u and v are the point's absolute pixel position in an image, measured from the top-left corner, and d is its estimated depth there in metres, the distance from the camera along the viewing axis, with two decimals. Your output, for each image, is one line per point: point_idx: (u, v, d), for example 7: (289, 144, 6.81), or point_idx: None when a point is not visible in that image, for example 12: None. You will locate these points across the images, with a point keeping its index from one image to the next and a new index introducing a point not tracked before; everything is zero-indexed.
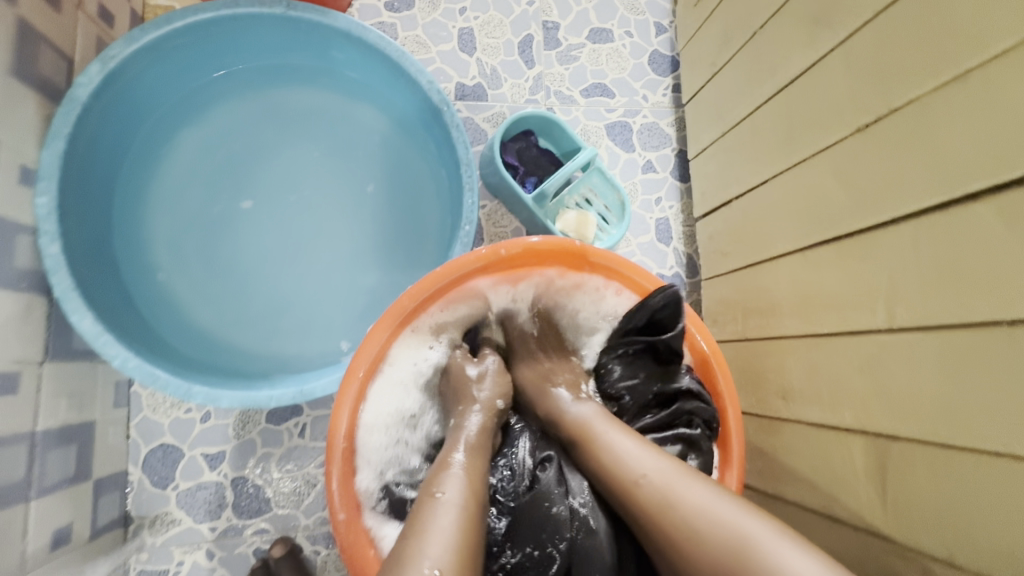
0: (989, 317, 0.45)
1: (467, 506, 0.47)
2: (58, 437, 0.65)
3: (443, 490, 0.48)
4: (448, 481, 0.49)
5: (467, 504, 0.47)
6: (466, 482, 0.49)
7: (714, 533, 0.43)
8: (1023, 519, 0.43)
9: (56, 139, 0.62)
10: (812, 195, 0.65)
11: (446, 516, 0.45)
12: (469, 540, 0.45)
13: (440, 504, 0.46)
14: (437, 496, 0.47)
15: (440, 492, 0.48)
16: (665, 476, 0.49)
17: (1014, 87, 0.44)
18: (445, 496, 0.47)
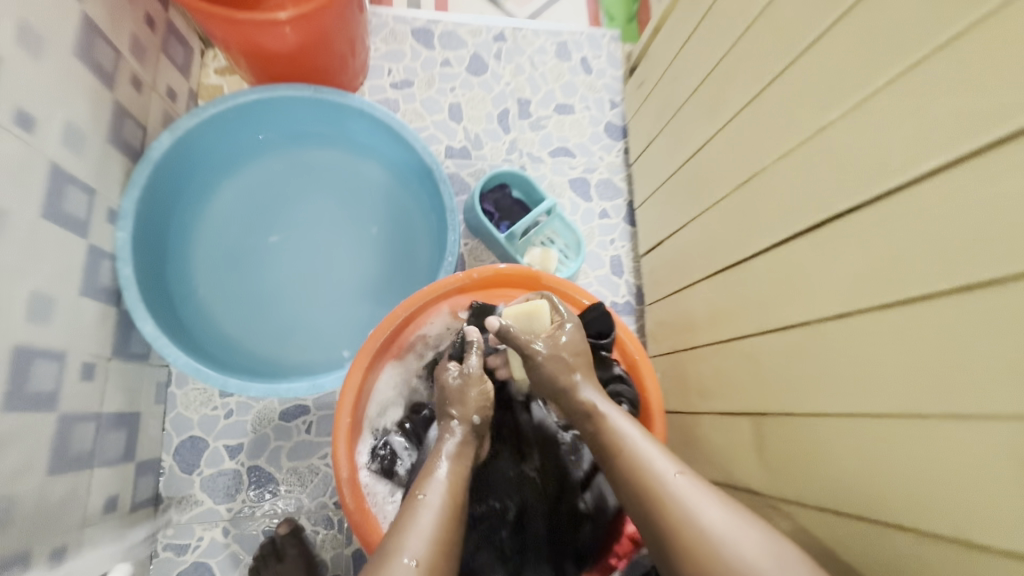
0: (806, 320, 0.63)
1: (448, 510, 0.54)
2: (116, 421, 0.81)
3: (426, 493, 0.55)
4: (432, 485, 0.56)
5: (447, 507, 0.54)
6: (448, 487, 0.56)
7: (647, 491, 0.53)
8: (831, 464, 0.60)
9: (135, 188, 0.82)
10: (711, 235, 0.85)
11: (427, 518, 0.52)
12: (445, 535, 0.52)
13: (423, 506, 0.54)
14: (420, 499, 0.55)
15: (422, 496, 0.55)
16: (687, 491, 0.52)
17: (806, 163, 0.63)
18: (429, 500, 0.54)
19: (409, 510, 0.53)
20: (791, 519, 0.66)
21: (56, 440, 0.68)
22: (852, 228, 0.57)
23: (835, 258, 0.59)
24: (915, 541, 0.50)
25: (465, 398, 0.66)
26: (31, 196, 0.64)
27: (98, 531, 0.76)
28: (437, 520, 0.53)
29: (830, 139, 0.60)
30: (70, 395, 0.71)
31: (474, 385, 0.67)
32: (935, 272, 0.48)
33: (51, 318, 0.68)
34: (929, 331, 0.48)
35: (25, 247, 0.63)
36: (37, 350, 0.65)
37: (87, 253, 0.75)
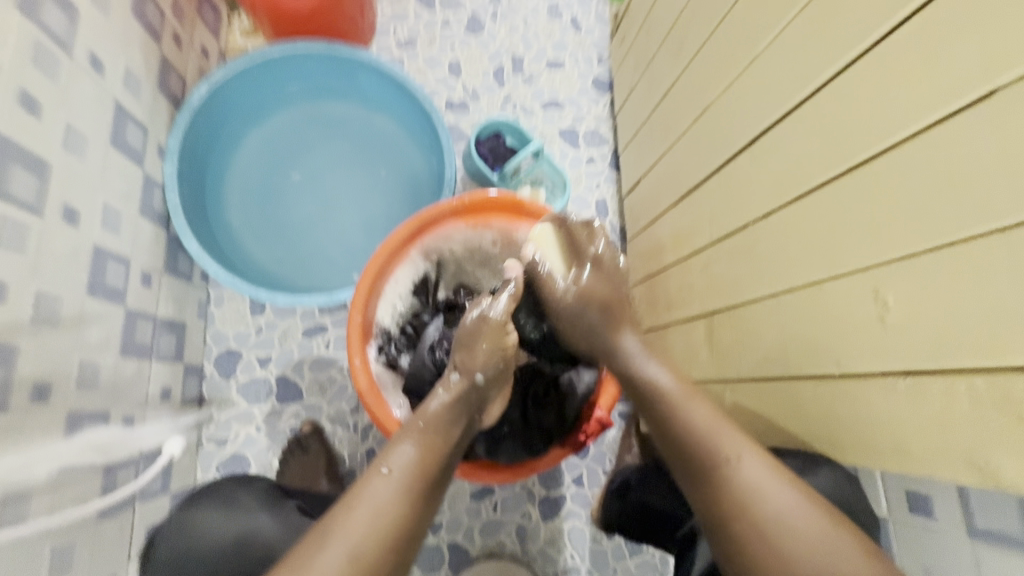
0: (737, 225, 0.74)
1: (410, 481, 0.58)
2: (168, 325, 0.96)
3: (389, 466, 0.59)
4: (396, 457, 0.60)
5: (411, 479, 0.58)
6: (413, 459, 0.60)
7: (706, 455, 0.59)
8: (754, 343, 0.71)
9: (179, 129, 0.95)
10: (672, 167, 0.95)
11: (382, 487, 0.56)
12: (404, 505, 0.56)
13: (386, 479, 0.57)
14: (384, 472, 0.58)
15: (387, 469, 0.58)
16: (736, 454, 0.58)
17: (739, 90, 0.73)
18: (392, 474, 0.58)
19: (369, 479, 0.57)
20: (733, 393, 0.77)
21: (125, 328, 0.84)
22: (773, 138, 0.68)
23: (760, 167, 0.70)
24: (816, 386, 0.61)
25: (474, 351, 0.71)
26: (102, 125, 0.79)
27: (156, 411, 0.92)
28: (393, 492, 0.56)
29: (758, 66, 0.71)
30: (134, 295, 0.86)
31: (486, 339, 0.72)
32: (826, 163, 0.59)
33: (119, 228, 0.83)
34: (821, 211, 0.60)
35: (99, 167, 0.78)
36: (109, 252, 0.80)
37: (142, 180, 0.90)
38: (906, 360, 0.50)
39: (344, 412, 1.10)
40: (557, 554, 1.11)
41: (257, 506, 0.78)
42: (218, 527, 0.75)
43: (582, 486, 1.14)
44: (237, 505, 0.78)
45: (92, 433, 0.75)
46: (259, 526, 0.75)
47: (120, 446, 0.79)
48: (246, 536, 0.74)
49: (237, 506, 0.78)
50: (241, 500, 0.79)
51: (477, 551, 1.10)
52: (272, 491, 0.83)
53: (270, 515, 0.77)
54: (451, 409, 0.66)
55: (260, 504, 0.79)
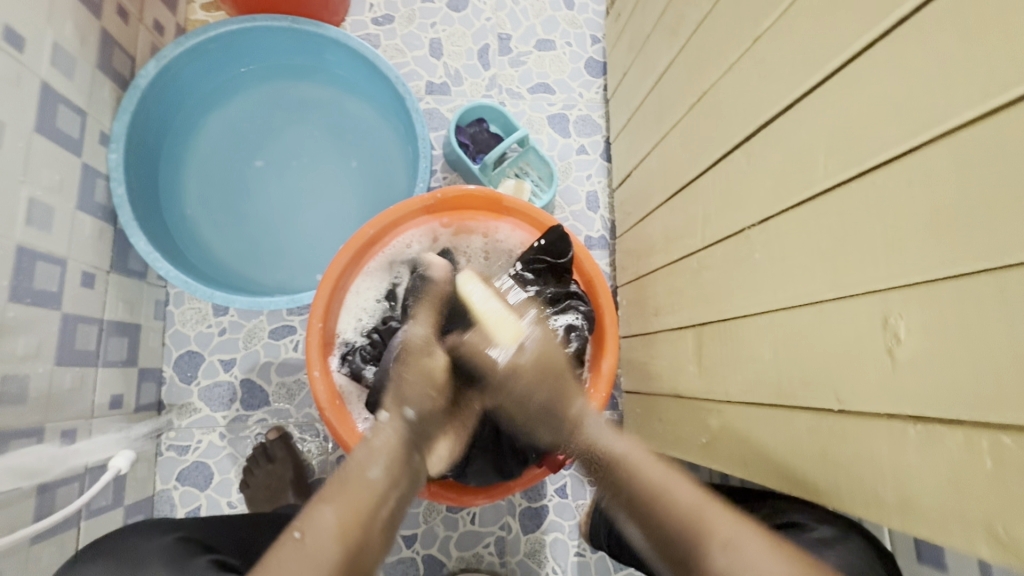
0: (736, 229, 0.66)
1: (327, 549, 0.46)
2: (117, 327, 0.89)
3: (303, 531, 0.47)
4: (314, 518, 0.48)
5: (327, 545, 0.46)
6: (334, 519, 0.48)
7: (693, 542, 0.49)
8: (746, 360, 0.64)
9: (124, 114, 0.87)
10: (667, 160, 0.86)
11: (299, 563, 0.45)
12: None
13: (294, 547, 0.46)
14: (295, 537, 0.47)
15: (301, 534, 0.47)
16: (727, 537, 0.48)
17: (749, 78, 0.64)
18: (303, 541, 0.46)
19: (278, 547, 0.46)
20: (719, 416, 0.69)
21: (61, 334, 0.77)
22: (776, 132, 0.59)
23: (760, 165, 0.62)
24: (813, 417, 0.53)
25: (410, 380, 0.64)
26: (24, 110, 0.71)
27: (104, 423, 0.86)
28: (302, 564, 0.45)
29: (763, 48, 0.62)
30: (72, 298, 0.80)
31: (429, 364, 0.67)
32: (834, 163, 0.51)
33: (50, 225, 0.76)
34: (828, 219, 0.51)
35: (21, 158, 0.71)
36: (38, 252, 0.74)
37: (79, 170, 0.82)
38: (915, 401, 0.43)
39: (313, 418, 1.04)
40: (538, 569, 1.05)
41: (161, 563, 0.59)
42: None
43: (566, 498, 1.08)
44: (133, 565, 0.59)
45: (15, 454, 0.69)
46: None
47: (54, 465, 0.74)
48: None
49: (133, 567, 0.59)
50: (163, 539, 0.63)
51: (454, 565, 1.04)
52: (184, 544, 0.64)
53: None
54: (392, 458, 0.56)
55: (164, 563, 0.60)
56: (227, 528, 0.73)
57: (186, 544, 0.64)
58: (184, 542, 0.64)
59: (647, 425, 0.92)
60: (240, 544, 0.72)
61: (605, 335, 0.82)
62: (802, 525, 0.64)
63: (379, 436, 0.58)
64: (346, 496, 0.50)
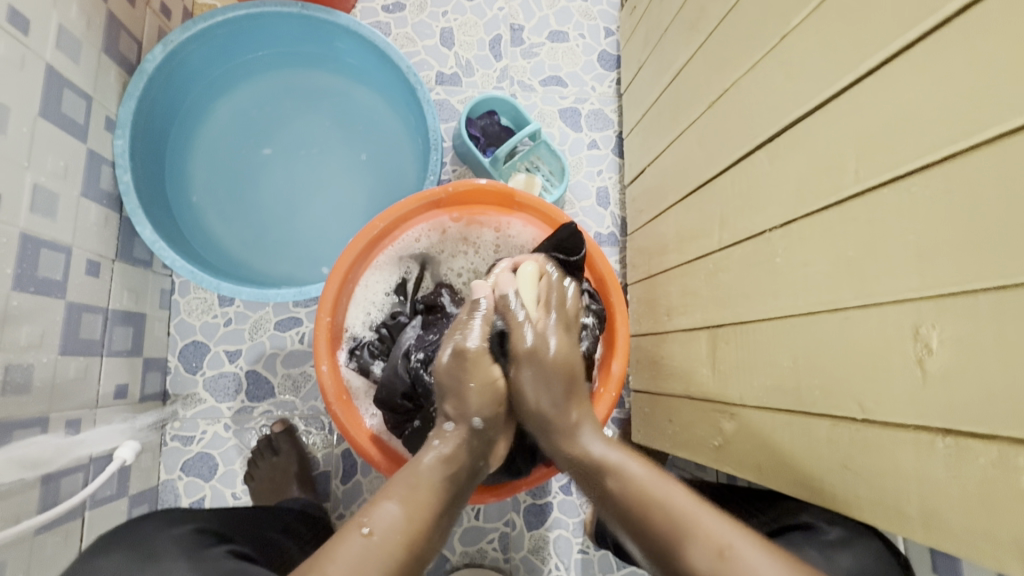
0: (757, 230, 0.64)
1: (392, 550, 0.47)
2: (122, 317, 0.88)
3: (371, 528, 0.48)
4: (380, 516, 0.49)
5: (393, 547, 0.47)
6: (399, 521, 0.49)
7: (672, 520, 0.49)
8: (763, 366, 0.63)
9: (130, 99, 0.85)
10: (683, 157, 0.84)
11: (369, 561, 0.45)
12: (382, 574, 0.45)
13: (364, 544, 0.46)
14: (364, 534, 0.47)
15: (370, 530, 0.47)
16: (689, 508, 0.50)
17: (776, 74, 0.62)
18: (373, 537, 0.47)
19: (344, 538, 0.46)
20: (734, 420, 0.68)
21: (66, 324, 0.76)
22: (801, 133, 0.58)
23: (783, 167, 0.61)
24: (833, 427, 0.52)
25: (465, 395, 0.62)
26: (28, 95, 0.70)
27: (108, 413, 0.86)
28: (372, 562, 0.45)
29: (790, 46, 0.60)
30: (77, 287, 0.78)
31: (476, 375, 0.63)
32: (864, 166, 0.49)
33: (55, 213, 0.75)
34: (856, 223, 0.50)
35: (25, 144, 0.69)
36: (43, 240, 0.72)
37: (85, 157, 0.81)
38: (945, 414, 0.42)
39: (319, 411, 1.03)
40: (541, 565, 1.05)
41: (176, 554, 0.59)
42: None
43: (571, 495, 1.07)
44: (149, 554, 0.59)
45: (19, 445, 0.68)
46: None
47: (59, 455, 0.73)
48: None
49: (148, 557, 0.58)
50: (178, 530, 0.63)
51: (457, 559, 1.04)
52: (198, 535, 0.63)
53: (193, 566, 0.58)
54: (450, 467, 0.56)
55: (180, 553, 0.59)
56: (241, 520, 0.72)
57: (201, 535, 0.64)
58: (197, 534, 0.64)
59: (656, 425, 0.91)
60: (254, 536, 0.71)
61: (616, 334, 0.81)
62: (814, 527, 0.62)
63: (445, 445, 0.59)
64: (407, 497, 0.52)
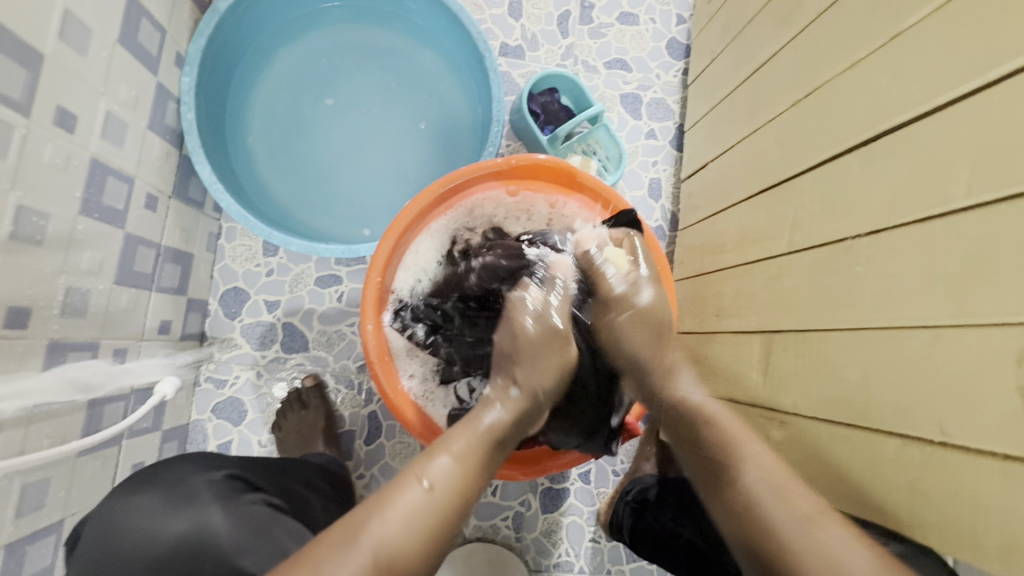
0: (840, 236, 0.62)
1: (447, 501, 0.52)
2: (172, 255, 0.89)
3: (431, 481, 0.53)
4: (435, 469, 0.54)
5: (447, 497, 0.53)
6: (450, 472, 0.54)
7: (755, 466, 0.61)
8: (825, 377, 0.62)
9: (201, 37, 0.85)
10: (755, 156, 0.82)
11: (418, 502, 0.51)
12: (431, 528, 0.50)
13: (424, 496, 0.51)
14: (423, 487, 0.52)
15: (427, 483, 0.53)
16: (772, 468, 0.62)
17: (884, 72, 0.59)
18: (432, 490, 0.52)
19: (405, 491, 0.51)
20: (783, 428, 0.68)
21: (122, 254, 0.77)
22: (904, 140, 0.56)
23: (877, 174, 0.58)
24: (904, 447, 0.52)
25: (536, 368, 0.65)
26: (110, 19, 0.69)
27: (152, 346, 0.87)
28: (430, 510, 0.51)
29: (899, 48, 0.57)
30: (135, 219, 0.79)
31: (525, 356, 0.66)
32: (978, 180, 0.47)
33: (122, 141, 0.74)
34: (965, 238, 0.48)
35: (103, 68, 0.69)
36: (110, 167, 0.72)
37: (154, 89, 0.81)
38: None
39: (350, 370, 1.03)
40: (551, 548, 1.05)
41: (211, 498, 0.59)
42: (150, 529, 0.56)
43: (588, 484, 1.07)
44: (186, 496, 0.59)
45: (73, 366, 0.69)
46: (214, 527, 0.57)
47: (107, 381, 0.75)
48: (197, 537, 0.56)
49: (186, 498, 0.58)
50: (213, 475, 0.62)
51: (470, 533, 1.05)
52: (234, 482, 0.63)
53: (226, 513, 0.58)
54: (508, 427, 0.61)
55: (215, 497, 0.60)
56: (271, 473, 0.72)
57: (236, 482, 0.64)
58: (231, 481, 0.63)
59: None
60: (284, 488, 0.71)
61: None
62: None
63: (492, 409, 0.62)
64: (461, 454, 0.56)
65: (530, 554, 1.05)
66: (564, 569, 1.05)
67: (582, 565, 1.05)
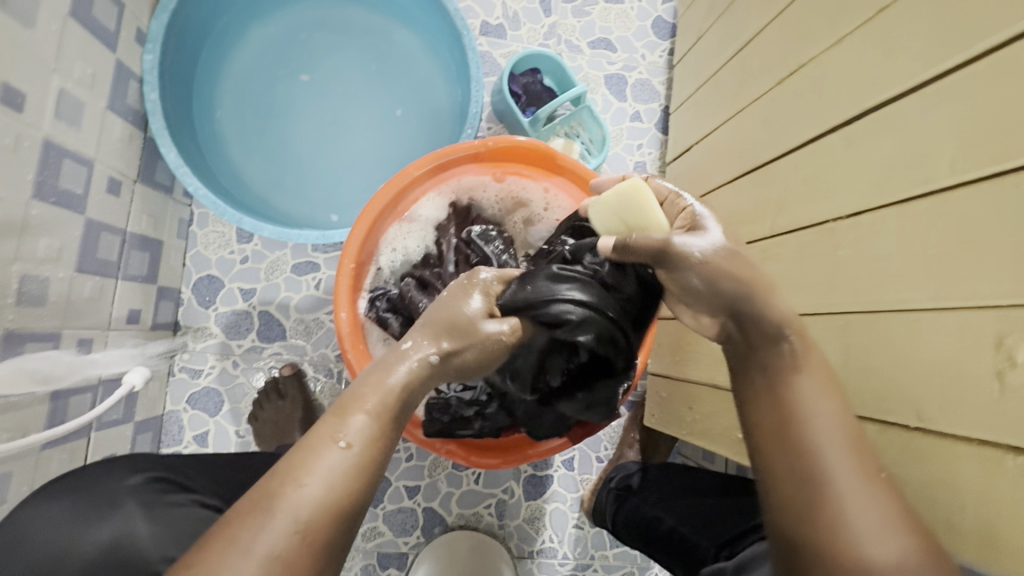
0: (824, 218, 0.60)
1: (373, 456, 0.44)
2: (140, 241, 0.86)
3: (349, 440, 0.43)
4: (354, 426, 0.44)
5: (373, 453, 0.44)
6: (376, 429, 0.45)
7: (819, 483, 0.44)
8: None
9: (163, 12, 0.81)
10: (740, 137, 0.79)
11: (340, 472, 0.42)
12: (355, 493, 0.42)
13: (343, 458, 0.42)
14: (341, 448, 0.43)
15: (345, 444, 0.43)
16: (860, 477, 0.44)
17: (870, 48, 0.57)
18: (352, 450, 0.43)
19: (318, 455, 0.42)
20: None
21: (83, 241, 0.74)
22: (887, 119, 0.54)
23: (861, 152, 0.57)
24: (881, 433, 0.52)
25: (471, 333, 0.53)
26: None
27: (120, 336, 0.84)
28: (352, 472, 0.42)
29: (884, 23, 0.55)
30: (97, 204, 0.76)
31: None
32: (961, 160, 0.46)
33: (79, 122, 0.71)
34: (948, 219, 0.47)
35: (54, 44, 0.65)
36: (66, 149, 0.69)
37: (114, 68, 0.77)
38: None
39: (329, 358, 1.01)
40: (535, 535, 1.05)
41: (135, 505, 0.58)
42: (65, 542, 0.54)
43: (572, 471, 1.06)
44: (103, 505, 0.57)
45: (32, 357, 0.67)
46: (137, 534, 0.56)
47: (71, 372, 0.72)
48: (120, 547, 0.55)
49: (105, 508, 0.56)
50: (131, 481, 0.60)
51: (453, 521, 1.04)
52: (159, 484, 0.62)
53: (151, 521, 0.57)
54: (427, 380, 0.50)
55: (138, 504, 0.58)
56: (206, 464, 0.69)
57: (161, 484, 0.62)
58: (155, 484, 0.61)
59: (673, 411, 0.90)
60: (227, 479, 0.69)
61: None
62: None
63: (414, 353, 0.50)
64: (379, 403, 0.46)
65: (514, 541, 1.05)
66: (548, 556, 1.05)
67: (566, 550, 1.05)
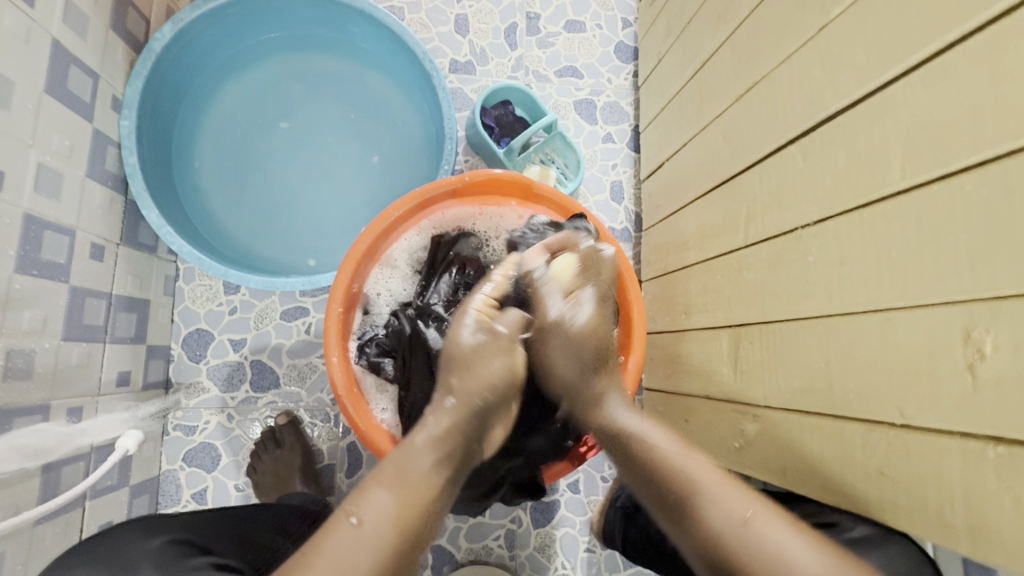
0: (791, 226, 0.63)
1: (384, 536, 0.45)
2: (126, 303, 0.86)
3: (360, 516, 0.45)
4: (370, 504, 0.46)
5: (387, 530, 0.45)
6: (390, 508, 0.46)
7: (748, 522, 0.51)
8: (789, 367, 0.63)
9: (136, 79, 0.83)
10: (707, 152, 0.82)
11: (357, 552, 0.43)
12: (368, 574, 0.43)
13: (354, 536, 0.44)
14: (353, 523, 0.45)
15: (356, 519, 0.45)
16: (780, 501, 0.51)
17: (817, 60, 0.60)
18: (363, 527, 0.44)
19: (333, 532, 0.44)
20: (757, 422, 0.68)
21: (68, 309, 0.74)
22: (840, 128, 0.57)
23: (819, 162, 0.59)
24: (869, 432, 0.53)
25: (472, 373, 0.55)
26: (31, 71, 0.67)
27: (110, 401, 0.83)
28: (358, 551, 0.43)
29: (827, 38, 0.58)
30: (81, 271, 0.76)
31: None
32: (912, 164, 0.48)
33: (59, 194, 0.72)
34: (904, 221, 0.49)
35: (29, 120, 0.67)
36: (46, 222, 0.70)
37: (91, 136, 0.79)
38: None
39: (325, 402, 1.00)
40: (547, 564, 1.03)
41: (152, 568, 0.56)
42: None
43: (578, 494, 1.05)
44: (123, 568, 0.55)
45: (21, 432, 0.66)
46: None
47: (61, 444, 0.72)
48: None
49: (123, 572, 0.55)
50: (154, 543, 0.59)
51: (462, 556, 1.02)
52: (178, 546, 0.60)
53: None
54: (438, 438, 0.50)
55: (155, 566, 0.56)
56: (223, 523, 0.68)
57: (180, 546, 0.60)
58: (176, 545, 0.60)
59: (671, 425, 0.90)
60: (244, 540, 0.67)
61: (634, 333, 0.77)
62: (837, 525, 0.58)
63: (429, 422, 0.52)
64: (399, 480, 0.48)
65: (526, 571, 1.03)
66: None
67: None
